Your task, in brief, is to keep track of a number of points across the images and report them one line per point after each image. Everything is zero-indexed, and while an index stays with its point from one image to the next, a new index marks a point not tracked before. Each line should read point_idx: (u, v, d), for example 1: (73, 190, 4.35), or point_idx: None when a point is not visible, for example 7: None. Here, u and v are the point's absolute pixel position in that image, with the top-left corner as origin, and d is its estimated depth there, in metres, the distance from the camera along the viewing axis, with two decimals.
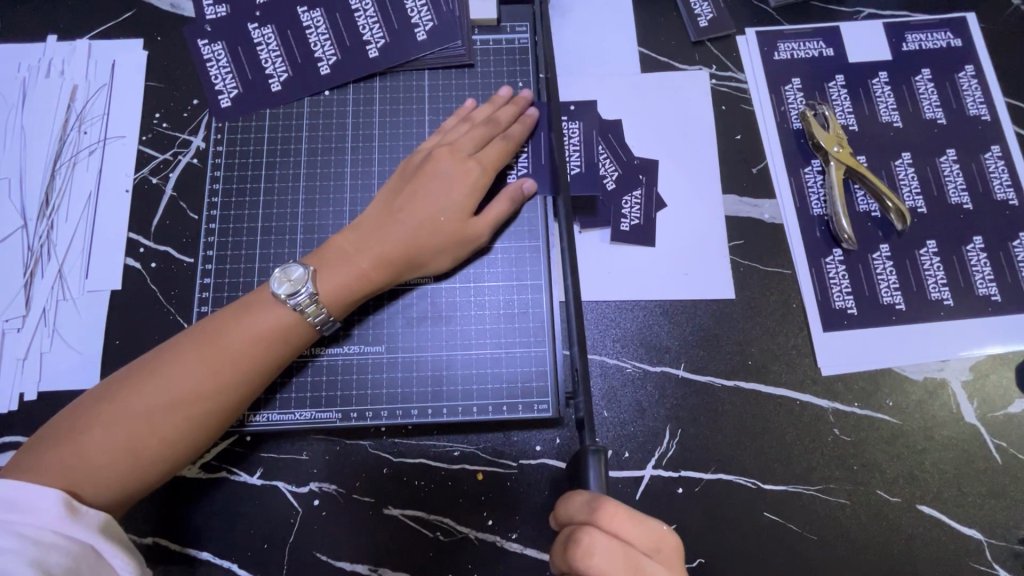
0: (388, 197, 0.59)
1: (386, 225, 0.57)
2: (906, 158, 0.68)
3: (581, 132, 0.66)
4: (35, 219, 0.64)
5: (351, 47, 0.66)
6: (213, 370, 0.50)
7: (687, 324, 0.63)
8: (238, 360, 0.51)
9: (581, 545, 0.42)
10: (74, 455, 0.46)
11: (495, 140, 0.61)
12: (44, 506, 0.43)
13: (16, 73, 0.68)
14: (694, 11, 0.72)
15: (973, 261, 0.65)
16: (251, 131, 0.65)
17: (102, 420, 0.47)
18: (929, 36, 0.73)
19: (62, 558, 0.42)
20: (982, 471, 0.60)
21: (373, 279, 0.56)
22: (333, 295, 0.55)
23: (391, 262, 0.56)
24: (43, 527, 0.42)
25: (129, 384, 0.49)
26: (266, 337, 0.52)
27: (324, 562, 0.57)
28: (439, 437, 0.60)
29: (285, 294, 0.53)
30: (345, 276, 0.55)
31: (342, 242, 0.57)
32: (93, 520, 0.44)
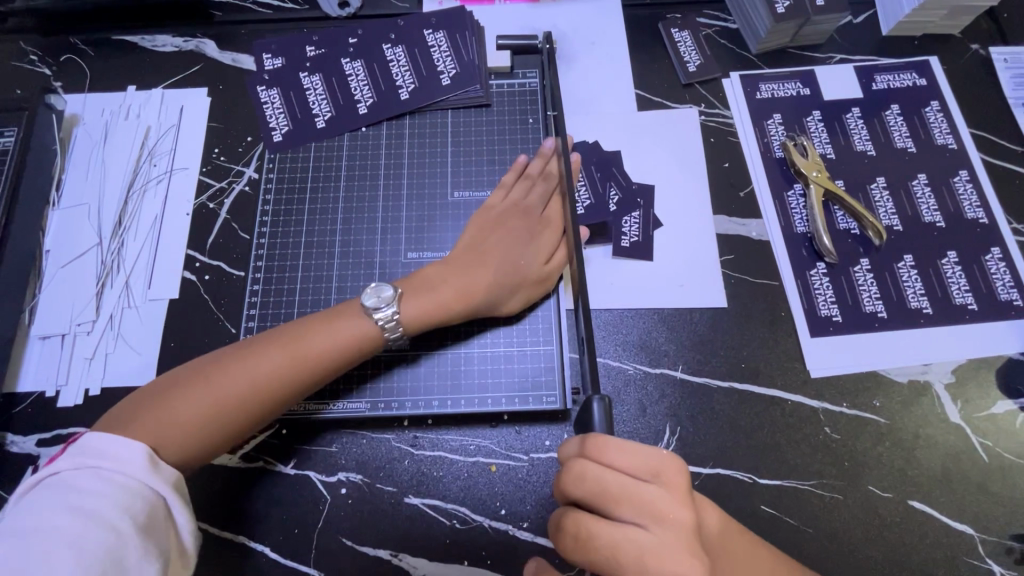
0: (471, 243, 0.67)
1: (470, 265, 0.65)
2: (881, 182, 0.75)
3: (598, 182, 0.75)
4: (109, 238, 0.74)
5: (385, 91, 0.76)
6: (297, 366, 0.57)
7: (683, 330, 0.69)
8: (317, 361, 0.58)
9: (572, 472, 0.47)
10: (168, 415, 0.53)
11: (561, 195, 0.71)
12: (134, 457, 0.49)
13: (100, 117, 0.80)
14: (683, 58, 0.82)
15: (948, 274, 0.71)
16: (298, 162, 0.75)
17: (195, 391, 0.54)
18: (896, 76, 0.81)
19: (143, 505, 0.47)
20: (970, 468, 0.63)
21: (450, 308, 0.63)
22: (415, 317, 0.62)
23: (469, 297, 0.64)
24: (132, 475, 0.48)
25: (225, 364, 0.56)
26: (345, 343, 0.59)
27: (349, 547, 0.62)
28: (456, 431, 0.65)
29: (371, 307, 0.61)
30: (430, 304, 0.62)
31: (428, 275, 0.65)
32: (168, 475, 0.49)
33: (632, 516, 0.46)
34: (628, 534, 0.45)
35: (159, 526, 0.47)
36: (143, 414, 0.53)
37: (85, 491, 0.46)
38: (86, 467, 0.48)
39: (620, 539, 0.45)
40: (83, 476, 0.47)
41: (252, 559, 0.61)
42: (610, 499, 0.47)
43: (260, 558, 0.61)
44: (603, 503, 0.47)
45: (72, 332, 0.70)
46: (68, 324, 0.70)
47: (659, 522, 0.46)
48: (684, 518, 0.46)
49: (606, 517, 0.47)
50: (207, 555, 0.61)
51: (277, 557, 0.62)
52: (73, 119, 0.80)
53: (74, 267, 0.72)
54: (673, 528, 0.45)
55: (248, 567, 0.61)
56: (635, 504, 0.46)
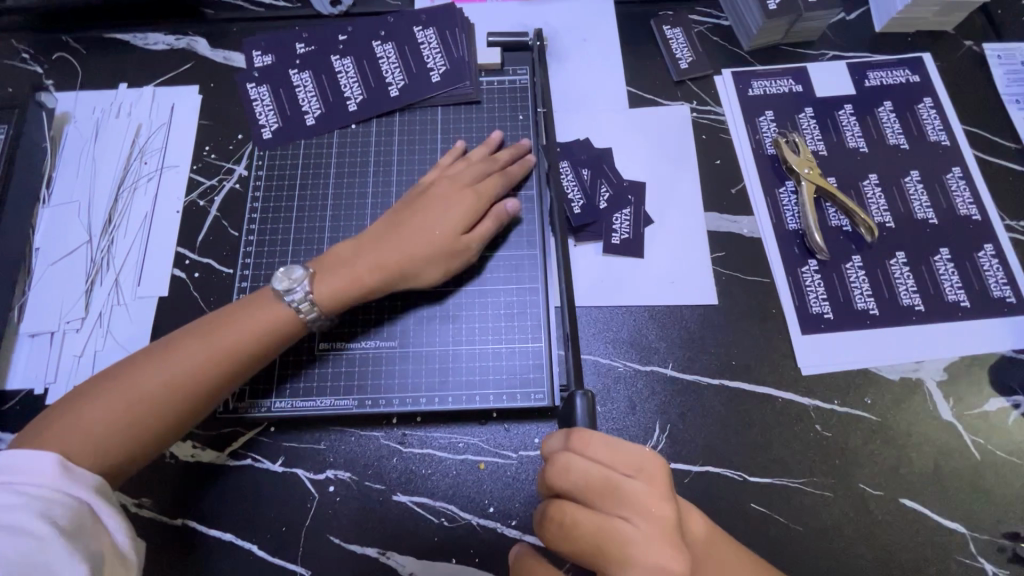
0: (391, 217, 0.67)
1: (385, 239, 0.65)
2: (873, 179, 0.75)
3: (576, 174, 0.75)
4: (99, 236, 0.74)
5: (375, 89, 0.76)
6: (212, 352, 0.57)
7: (673, 327, 0.69)
8: (234, 347, 0.58)
9: (556, 464, 0.48)
10: (77, 414, 0.53)
11: (494, 175, 0.70)
12: (43, 468, 0.48)
13: (91, 114, 0.80)
14: (676, 55, 0.82)
15: (941, 271, 0.70)
16: (288, 159, 0.75)
17: (104, 395, 0.54)
18: (889, 73, 0.81)
19: (63, 509, 0.47)
20: (962, 465, 0.63)
21: (366, 278, 0.63)
22: (327, 296, 0.62)
23: (384, 267, 0.63)
24: (44, 485, 0.47)
25: (140, 359, 0.57)
26: (262, 328, 0.59)
27: (337, 545, 0.61)
28: (444, 428, 0.65)
29: (283, 290, 0.61)
30: (340, 282, 0.62)
31: (341, 251, 0.65)
32: (86, 479, 0.49)
33: (613, 510, 0.46)
34: (610, 526, 0.45)
35: (87, 527, 0.47)
36: (52, 418, 0.53)
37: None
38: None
39: (602, 531, 0.45)
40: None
41: (239, 557, 0.61)
42: (591, 491, 0.46)
43: (247, 555, 0.61)
44: (585, 496, 0.47)
45: (61, 330, 0.70)
46: (57, 322, 0.70)
47: (641, 517, 0.45)
48: (664, 514, 0.44)
49: (588, 509, 0.46)
50: (194, 553, 0.61)
51: (264, 555, 0.61)
52: (64, 117, 0.80)
53: (63, 264, 0.72)
54: (654, 524, 0.44)
55: (236, 565, 0.61)
56: (616, 499, 0.46)
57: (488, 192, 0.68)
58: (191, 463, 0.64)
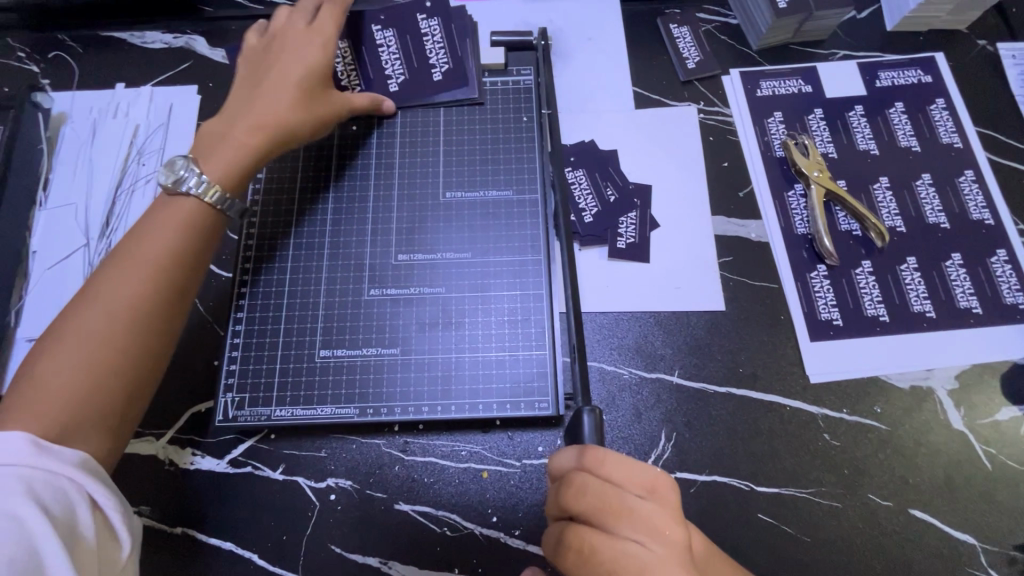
0: (247, 77, 0.65)
1: (239, 106, 0.63)
2: (884, 183, 0.73)
3: (587, 179, 0.74)
4: (96, 239, 0.73)
5: (374, 80, 0.74)
6: (135, 268, 0.53)
7: (679, 333, 0.68)
8: (161, 257, 0.54)
9: (572, 484, 0.46)
10: (31, 393, 0.47)
11: (327, 7, 0.68)
12: (10, 446, 0.44)
13: (88, 115, 0.79)
14: (683, 54, 0.81)
15: (952, 276, 0.69)
16: (286, 161, 0.74)
17: (50, 356, 0.49)
18: (901, 73, 0.79)
19: (48, 494, 0.44)
20: (973, 476, 0.62)
21: (252, 142, 0.61)
22: (226, 164, 0.59)
23: (267, 125, 0.61)
24: (18, 462, 0.43)
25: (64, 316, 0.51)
26: (179, 225, 0.56)
27: (338, 555, 0.61)
28: (447, 437, 0.64)
29: (172, 181, 0.57)
30: (229, 150, 0.60)
31: (211, 125, 0.62)
32: (68, 456, 0.46)
33: (630, 533, 0.45)
34: (628, 551, 0.44)
35: (75, 514, 0.44)
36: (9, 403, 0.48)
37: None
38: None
39: (620, 555, 0.44)
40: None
41: (239, 566, 0.60)
42: (607, 513, 0.45)
43: (247, 565, 0.60)
44: (602, 518, 0.45)
45: None
46: None
47: (658, 540, 0.44)
48: (678, 535, 0.45)
49: (603, 533, 0.45)
50: (194, 561, 0.61)
51: (265, 564, 0.61)
52: (61, 117, 0.78)
53: (60, 267, 0.71)
54: (671, 547, 0.44)
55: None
56: (632, 521, 0.45)
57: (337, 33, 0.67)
58: (192, 471, 0.63)
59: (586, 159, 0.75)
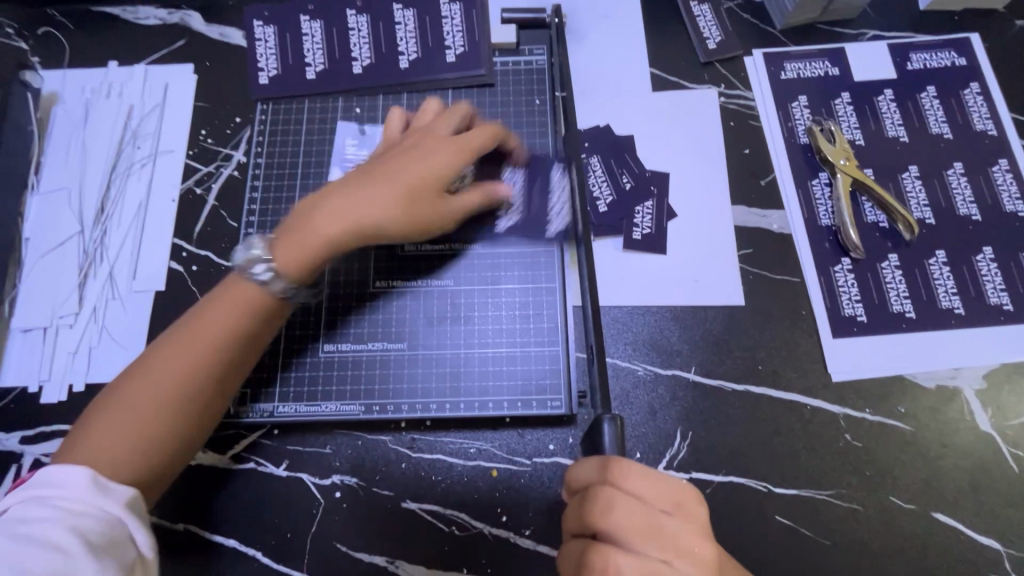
0: (364, 165, 0.61)
1: (359, 186, 0.58)
2: (913, 172, 0.70)
3: (603, 166, 0.71)
4: (91, 225, 0.70)
5: (385, 55, 0.71)
6: (194, 352, 0.53)
7: (696, 329, 0.65)
8: (220, 345, 0.54)
9: (599, 500, 0.44)
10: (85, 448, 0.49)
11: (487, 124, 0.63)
12: (74, 483, 0.46)
13: (80, 94, 0.75)
14: (703, 34, 0.77)
15: (983, 271, 0.66)
16: (288, 145, 0.71)
17: (105, 416, 0.51)
18: (934, 55, 0.75)
19: (93, 524, 0.45)
20: (999, 479, 0.60)
21: (333, 241, 0.56)
22: (286, 256, 0.56)
23: (357, 223, 0.56)
24: (76, 498, 0.46)
25: (125, 383, 0.52)
26: (244, 313, 0.55)
27: (344, 553, 0.59)
28: (455, 434, 0.62)
29: (248, 268, 0.56)
30: (303, 235, 0.56)
31: (305, 208, 0.58)
32: (119, 494, 0.47)
33: (657, 551, 0.44)
34: (657, 571, 0.43)
35: (118, 544, 0.45)
36: (71, 442, 0.50)
37: (30, 518, 0.44)
38: (32, 499, 0.46)
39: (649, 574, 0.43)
40: (29, 506, 0.45)
41: (243, 564, 0.59)
42: (635, 530, 0.44)
43: (251, 562, 0.59)
44: (628, 535, 0.44)
45: (54, 325, 0.66)
46: (49, 317, 0.67)
47: (686, 558, 0.44)
48: (707, 554, 0.44)
49: (631, 551, 0.43)
50: (197, 558, 0.59)
51: (269, 562, 0.59)
52: (52, 97, 0.75)
53: (55, 256, 0.69)
54: (699, 566, 0.44)
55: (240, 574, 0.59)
56: (660, 538, 0.44)
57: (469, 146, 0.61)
58: (193, 466, 0.61)
59: (603, 144, 0.72)
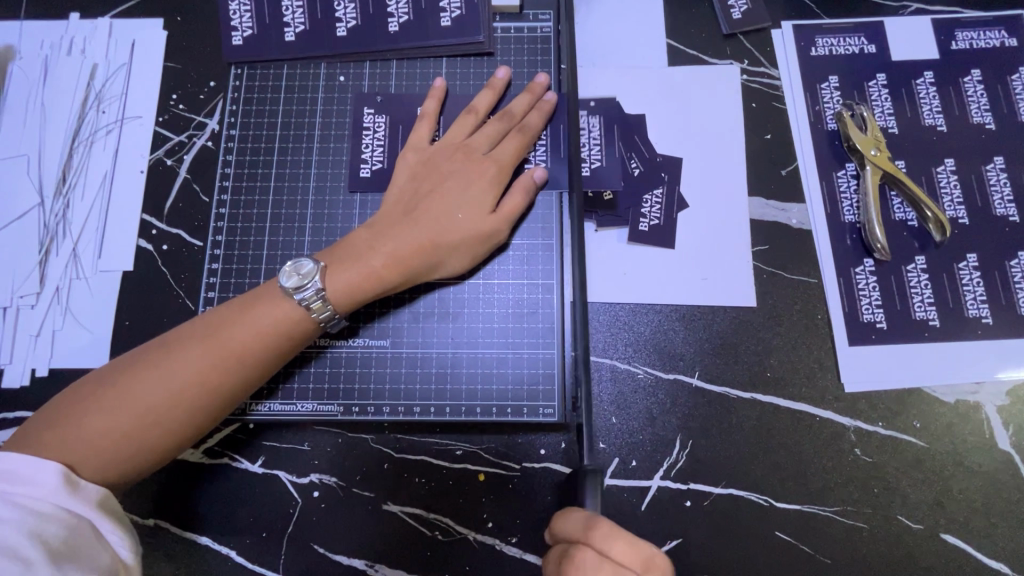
0: (401, 196, 0.58)
1: (400, 226, 0.56)
2: (949, 165, 0.64)
3: (601, 127, 0.64)
4: (52, 198, 0.65)
5: (373, 16, 0.64)
6: (212, 364, 0.49)
7: (703, 330, 0.61)
8: (242, 361, 0.50)
9: (570, 558, 0.43)
10: (74, 433, 0.46)
11: (514, 131, 0.60)
12: (46, 479, 0.43)
13: (38, 50, 0.68)
14: (727, 2, 0.69)
15: (1016, 278, 0.61)
16: (265, 114, 0.64)
17: (102, 404, 0.47)
18: (981, 34, 0.68)
19: (60, 528, 0.42)
20: (1014, 501, 0.56)
21: (384, 277, 0.54)
22: (340, 294, 0.53)
23: (406, 261, 0.55)
24: (42, 498, 0.43)
25: (133, 374, 0.48)
26: (272, 334, 0.51)
27: (322, 555, 0.57)
28: (442, 435, 0.58)
29: (292, 288, 0.52)
30: (358, 276, 0.54)
31: (353, 241, 0.56)
32: (91, 494, 0.45)
33: None
34: None
35: (84, 549, 0.43)
36: (61, 419, 0.47)
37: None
38: None
39: None
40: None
41: (216, 563, 0.57)
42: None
43: (225, 561, 0.57)
44: None
45: (15, 305, 0.62)
46: (9, 296, 0.62)
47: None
48: None
49: None
50: (169, 555, 0.57)
51: (243, 561, 0.57)
52: (8, 51, 0.68)
53: (13, 229, 0.64)
54: None
55: (214, 572, 0.56)
56: None
57: (510, 167, 0.59)
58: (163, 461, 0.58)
59: (609, 110, 0.65)
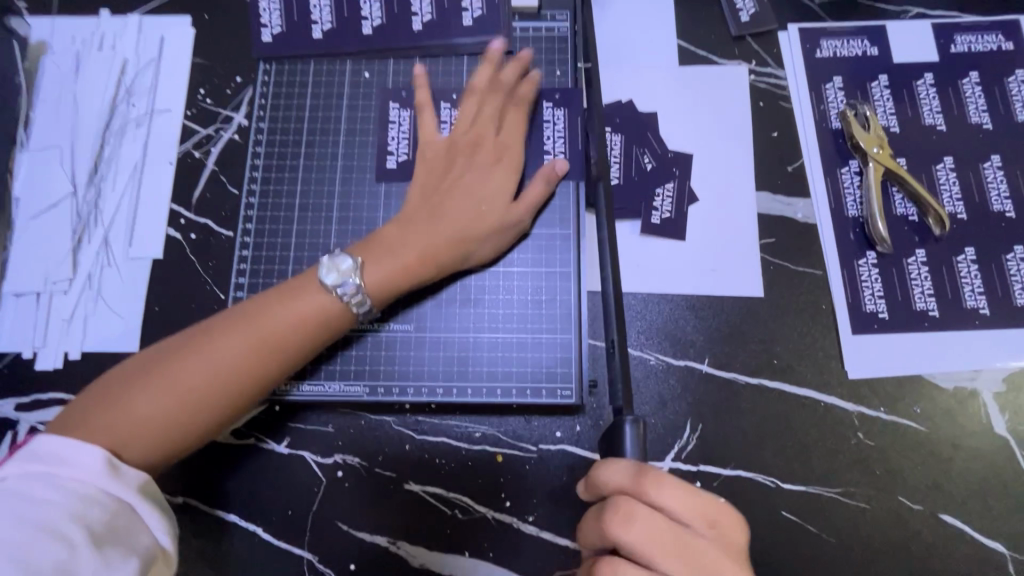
0: (425, 189, 0.60)
1: (429, 219, 0.58)
2: (948, 163, 0.67)
3: (623, 146, 0.67)
4: (84, 188, 0.67)
5: (397, 15, 0.67)
6: (250, 350, 0.51)
7: (713, 319, 0.63)
8: (277, 348, 0.52)
9: (622, 512, 0.44)
10: (117, 415, 0.48)
11: None
12: (90, 463, 0.45)
13: (70, 45, 0.71)
14: (736, 6, 0.72)
15: (1012, 271, 0.64)
16: (292, 109, 0.67)
17: (144, 388, 0.49)
18: (979, 38, 0.71)
19: (102, 512, 0.43)
20: (1010, 484, 0.59)
21: (418, 270, 0.57)
22: (377, 285, 0.56)
23: (438, 256, 0.57)
24: (86, 482, 0.44)
25: (173, 359, 0.51)
26: (306, 323, 0.53)
27: (346, 532, 0.59)
28: (461, 418, 0.61)
29: (332, 284, 0.54)
30: (393, 269, 0.56)
31: (386, 235, 0.58)
32: (132, 479, 0.46)
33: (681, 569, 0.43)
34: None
35: (124, 532, 0.44)
36: (103, 403, 0.49)
37: (33, 498, 0.42)
38: (36, 474, 0.44)
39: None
40: (32, 483, 0.43)
41: (243, 540, 0.59)
42: (661, 543, 0.44)
43: (251, 538, 0.59)
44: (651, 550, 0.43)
45: (48, 291, 0.64)
46: (42, 282, 0.64)
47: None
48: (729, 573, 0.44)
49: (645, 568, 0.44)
50: (197, 531, 0.59)
51: (269, 538, 0.59)
52: (40, 46, 0.71)
53: (47, 218, 0.66)
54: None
55: (240, 549, 0.59)
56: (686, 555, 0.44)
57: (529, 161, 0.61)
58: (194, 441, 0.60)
59: (631, 125, 0.68)
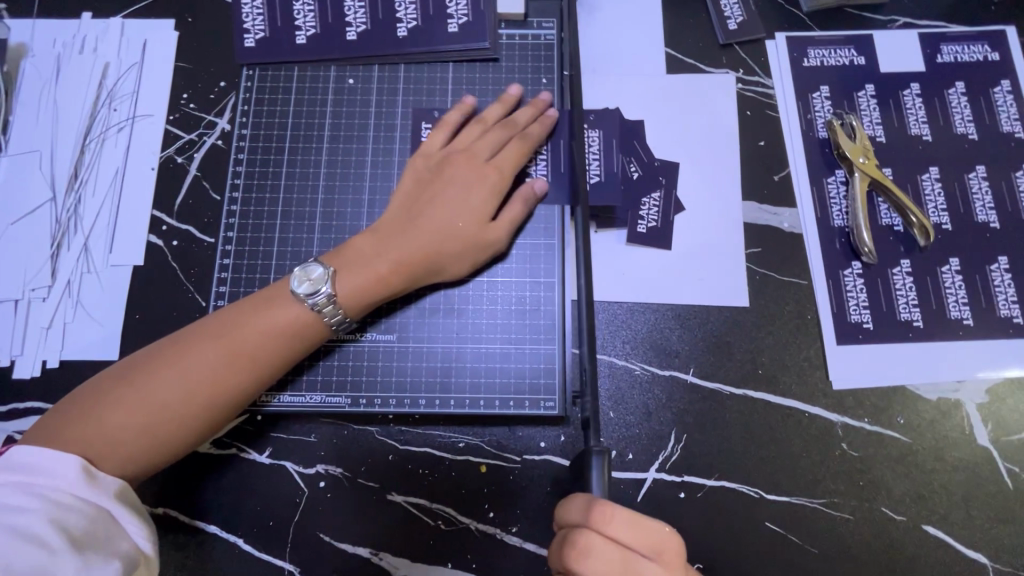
0: (403, 201, 0.60)
1: (404, 231, 0.57)
2: (933, 173, 0.67)
3: (601, 141, 0.65)
4: (63, 193, 0.66)
5: (382, 21, 0.66)
6: (227, 361, 0.51)
7: (698, 328, 0.63)
8: (255, 359, 0.52)
9: (577, 544, 0.44)
10: (92, 426, 0.47)
11: (514, 141, 0.62)
12: (66, 471, 0.45)
13: (51, 48, 0.70)
14: (724, 14, 0.72)
15: (996, 282, 0.64)
16: (275, 114, 0.66)
17: (119, 398, 0.49)
18: (965, 48, 0.71)
19: (81, 517, 0.43)
20: (992, 495, 0.59)
21: (390, 281, 0.56)
22: (348, 296, 0.55)
23: (411, 267, 0.57)
24: (63, 489, 0.44)
25: (149, 369, 0.50)
26: (284, 334, 0.53)
27: (327, 543, 0.58)
28: (444, 428, 0.60)
29: (304, 292, 0.54)
30: (364, 280, 0.55)
31: (359, 245, 0.57)
32: (110, 485, 0.46)
33: None
34: None
35: (105, 537, 0.44)
36: (78, 413, 0.48)
37: (8, 507, 0.41)
38: (9, 484, 0.43)
39: None
40: (6, 492, 0.42)
41: (224, 551, 0.58)
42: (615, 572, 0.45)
43: (232, 549, 0.58)
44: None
45: (26, 298, 0.63)
46: (20, 289, 0.63)
47: None
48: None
49: None
50: (177, 542, 0.58)
51: (250, 549, 0.58)
52: (20, 49, 0.70)
53: (25, 224, 0.65)
54: None
55: (220, 560, 0.58)
56: None
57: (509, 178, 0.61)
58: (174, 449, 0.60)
59: (607, 121, 0.66)
